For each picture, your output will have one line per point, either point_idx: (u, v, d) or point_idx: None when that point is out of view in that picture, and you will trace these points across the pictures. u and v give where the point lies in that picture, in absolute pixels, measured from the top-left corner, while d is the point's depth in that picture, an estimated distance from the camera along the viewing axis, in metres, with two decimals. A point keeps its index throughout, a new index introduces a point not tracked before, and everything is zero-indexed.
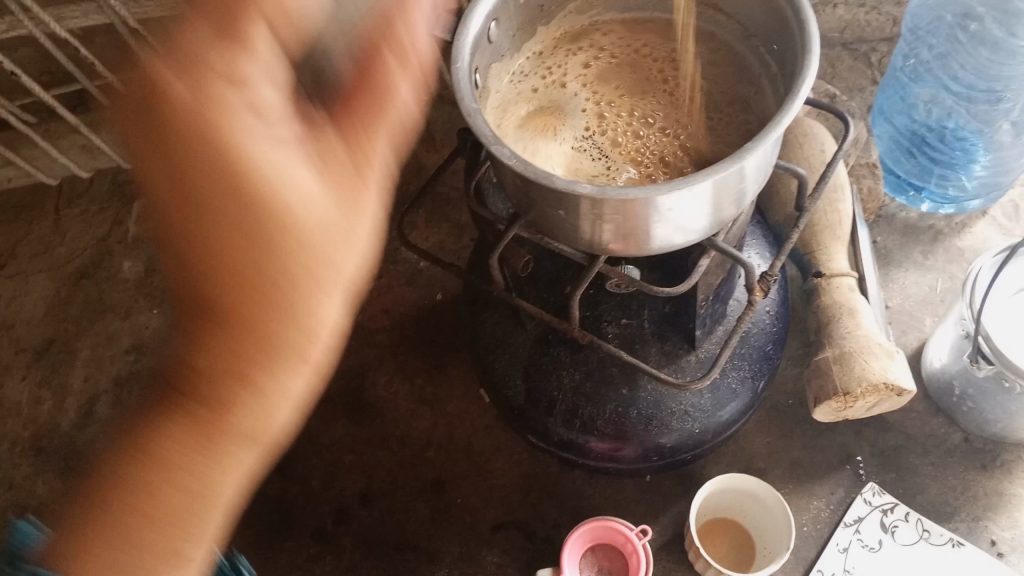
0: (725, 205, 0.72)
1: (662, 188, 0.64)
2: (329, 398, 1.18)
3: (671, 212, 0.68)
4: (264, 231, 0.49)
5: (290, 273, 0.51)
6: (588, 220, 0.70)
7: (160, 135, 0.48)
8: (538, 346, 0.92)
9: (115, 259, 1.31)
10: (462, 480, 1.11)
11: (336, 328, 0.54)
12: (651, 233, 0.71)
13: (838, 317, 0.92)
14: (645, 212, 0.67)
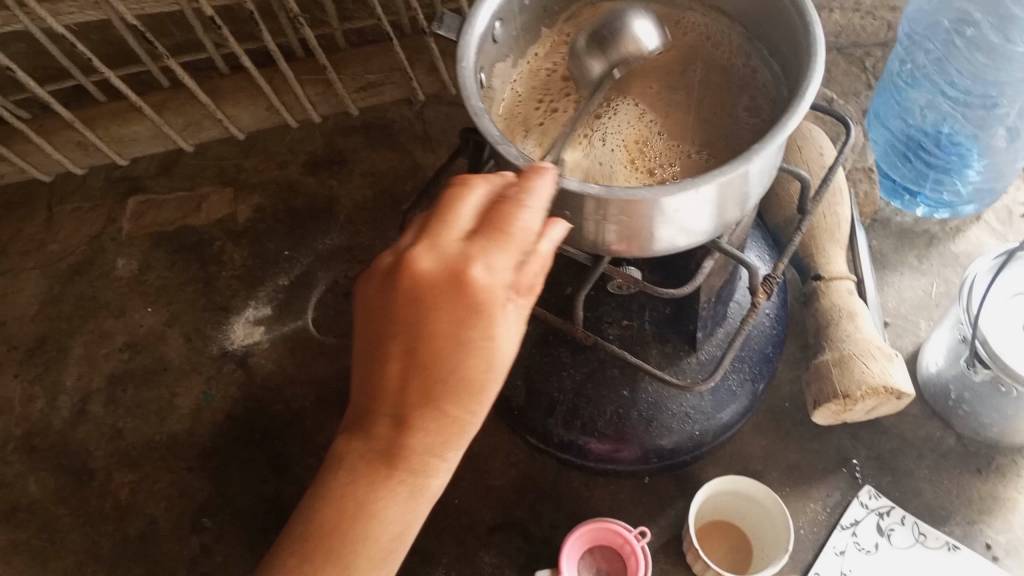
0: (729, 208, 0.72)
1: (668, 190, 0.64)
2: (326, 397, 1.16)
3: (676, 215, 0.68)
4: (456, 381, 0.50)
5: (459, 383, 0.50)
6: (592, 221, 0.69)
7: (419, 301, 0.50)
8: (538, 347, 0.91)
9: (108, 257, 1.30)
10: (459, 481, 1.11)
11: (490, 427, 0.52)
12: (656, 236, 0.71)
13: (837, 321, 0.93)
14: (651, 214, 0.67)
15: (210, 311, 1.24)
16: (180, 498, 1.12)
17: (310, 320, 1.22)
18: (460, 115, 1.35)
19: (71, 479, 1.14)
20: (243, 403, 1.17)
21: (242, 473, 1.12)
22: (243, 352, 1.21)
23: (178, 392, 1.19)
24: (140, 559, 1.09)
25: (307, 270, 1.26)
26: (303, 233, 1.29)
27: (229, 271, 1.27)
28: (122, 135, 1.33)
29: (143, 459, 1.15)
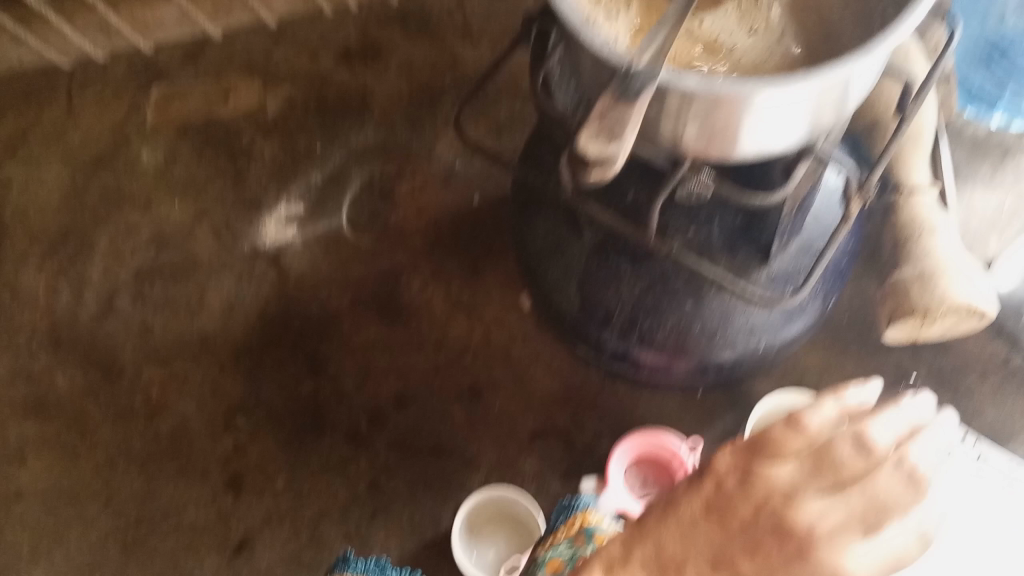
0: (824, 114, 0.65)
1: (766, 86, 0.58)
2: (361, 299, 1.12)
3: (767, 118, 0.62)
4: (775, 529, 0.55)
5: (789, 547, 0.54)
6: (674, 120, 0.63)
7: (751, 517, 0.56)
8: (595, 256, 0.84)
9: (133, 147, 1.24)
10: (500, 388, 1.07)
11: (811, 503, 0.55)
12: (740, 143, 0.65)
13: (916, 235, 0.89)
14: (740, 115, 0.61)
15: (241, 207, 1.19)
16: (212, 397, 1.09)
17: (344, 219, 1.17)
18: (503, 7, 1.27)
19: (99, 374, 1.11)
20: (277, 303, 1.13)
21: (277, 373, 1.09)
22: (275, 250, 1.16)
23: (209, 289, 1.15)
24: (174, 457, 1.07)
25: (341, 168, 1.20)
26: (337, 128, 1.22)
27: (260, 165, 1.21)
28: (147, 18, 1.27)
29: (174, 356, 1.11)
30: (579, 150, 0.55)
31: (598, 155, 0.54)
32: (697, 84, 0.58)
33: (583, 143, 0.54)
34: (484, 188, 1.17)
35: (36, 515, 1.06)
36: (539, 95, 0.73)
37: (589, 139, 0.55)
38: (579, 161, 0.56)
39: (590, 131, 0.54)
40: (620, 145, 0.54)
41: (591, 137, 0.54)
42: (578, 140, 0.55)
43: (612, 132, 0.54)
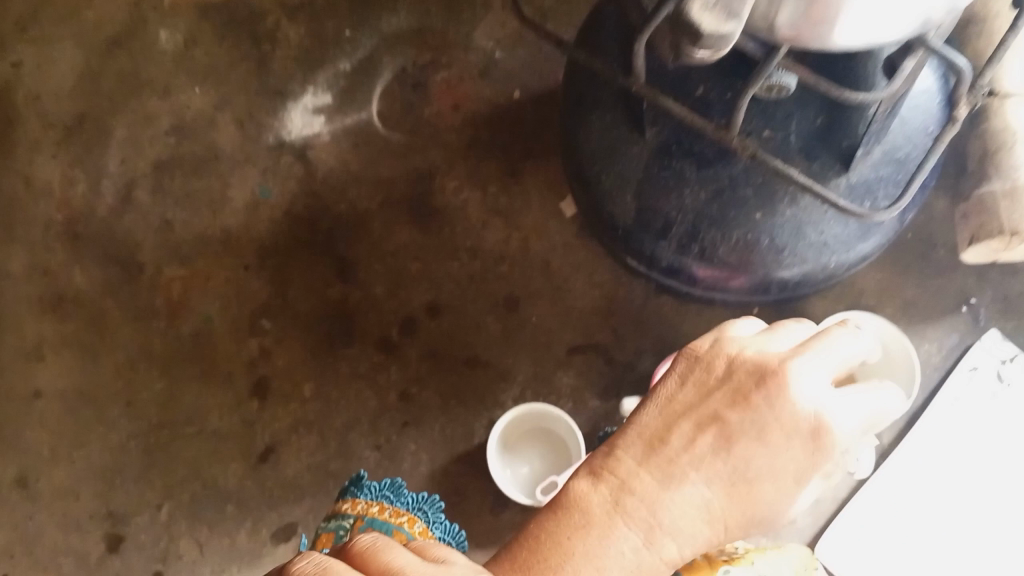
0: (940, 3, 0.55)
1: None
2: (393, 199, 1.06)
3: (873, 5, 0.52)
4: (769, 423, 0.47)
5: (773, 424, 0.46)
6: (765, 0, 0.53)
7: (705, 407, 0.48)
8: (656, 158, 0.78)
9: (150, 27, 1.14)
10: (538, 299, 1.01)
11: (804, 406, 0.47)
12: (833, 35, 0.55)
13: (1008, 146, 0.80)
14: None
15: (265, 96, 1.11)
16: (237, 298, 1.04)
17: (375, 112, 1.09)
18: None
19: (119, 270, 1.06)
20: (304, 201, 1.07)
21: (303, 276, 1.04)
22: (302, 144, 1.09)
23: (232, 184, 1.08)
24: (197, 358, 1.02)
25: (372, 55, 1.10)
26: (367, 10, 1.11)
27: (286, 50, 1.12)
28: None
29: (196, 253, 1.06)
30: (687, 22, 0.44)
31: (714, 30, 0.44)
32: None
33: (696, 13, 0.44)
34: (526, 83, 1.08)
35: (58, 413, 1.03)
36: None
37: (703, 11, 0.44)
38: (685, 37, 0.45)
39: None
40: (739, 21, 0.44)
41: (704, 7, 0.44)
42: (687, 9, 0.44)
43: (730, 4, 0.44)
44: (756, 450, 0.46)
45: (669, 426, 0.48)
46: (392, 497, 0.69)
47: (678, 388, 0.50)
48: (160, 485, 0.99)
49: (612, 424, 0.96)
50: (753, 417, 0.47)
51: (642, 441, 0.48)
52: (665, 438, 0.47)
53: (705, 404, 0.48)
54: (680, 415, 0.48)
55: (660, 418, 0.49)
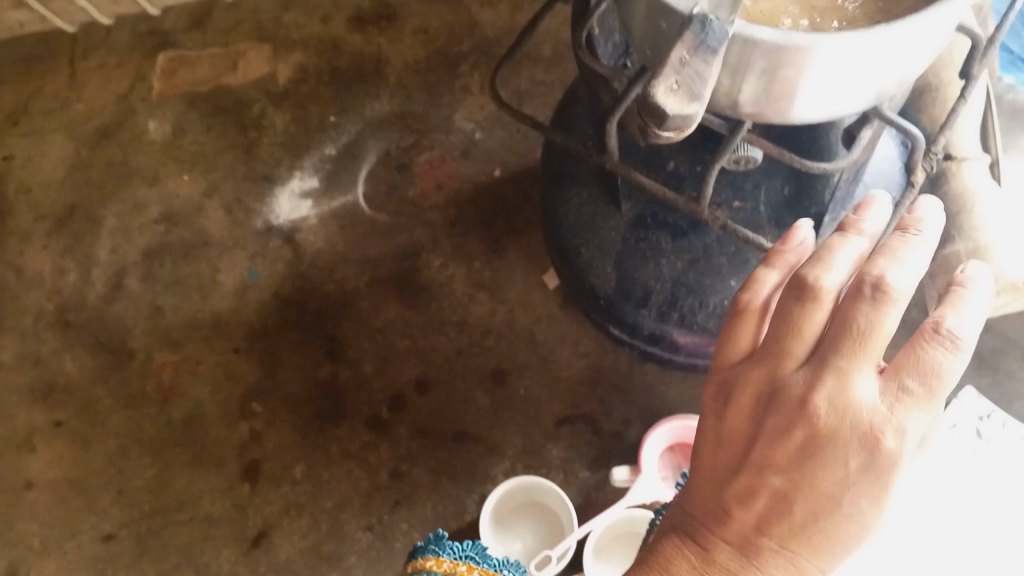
0: (891, 76, 0.58)
1: (836, 39, 0.51)
2: (380, 278, 1.08)
3: (827, 80, 0.55)
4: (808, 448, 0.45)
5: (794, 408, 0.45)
6: (726, 79, 0.56)
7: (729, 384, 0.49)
8: (634, 230, 0.81)
9: (139, 118, 1.18)
10: (525, 371, 1.02)
11: (818, 388, 0.45)
12: (793, 109, 0.58)
13: (968, 207, 0.83)
14: (801, 74, 0.54)
15: (253, 181, 1.14)
16: (227, 381, 1.05)
17: (361, 194, 1.12)
18: None
19: (110, 358, 1.07)
20: (292, 282, 1.09)
21: (294, 356, 1.05)
22: (290, 227, 1.11)
23: (221, 268, 1.10)
24: (188, 443, 1.03)
25: (356, 139, 1.14)
26: (351, 97, 1.16)
27: (272, 137, 1.16)
28: None
29: (187, 338, 1.07)
30: (653, 106, 0.45)
31: (678, 111, 0.44)
32: (771, 36, 0.51)
33: (660, 96, 0.45)
34: (506, 162, 1.11)
35: (48, 504, 1.03)
36: (582, 53, 0.67)
37: (667, 93, 0.45)
38: (650, 118, 0.46)
39: (668, 83, 0.45)
40: (702, 101, 0.45)
41: (667, 90, 0.45)
42: (652, 92, 0.45)
43: (693, 87, 0.45)
44: (815, 494, 0.45)
45: (726, 484, 0.48)
46: (480, 558, 0.72)
47: (723, 432, 0.49)
48: (152, 575, 0.99)
49: (603, 493, 0.96)
50: (796, 470, 0.45)
51: (709, 510, 0.49)
52: (724, 507, 0.48)
53: (752, 457, 0.47)
54: (731, 475, 0.48)
55: (714, 483, 0.49)
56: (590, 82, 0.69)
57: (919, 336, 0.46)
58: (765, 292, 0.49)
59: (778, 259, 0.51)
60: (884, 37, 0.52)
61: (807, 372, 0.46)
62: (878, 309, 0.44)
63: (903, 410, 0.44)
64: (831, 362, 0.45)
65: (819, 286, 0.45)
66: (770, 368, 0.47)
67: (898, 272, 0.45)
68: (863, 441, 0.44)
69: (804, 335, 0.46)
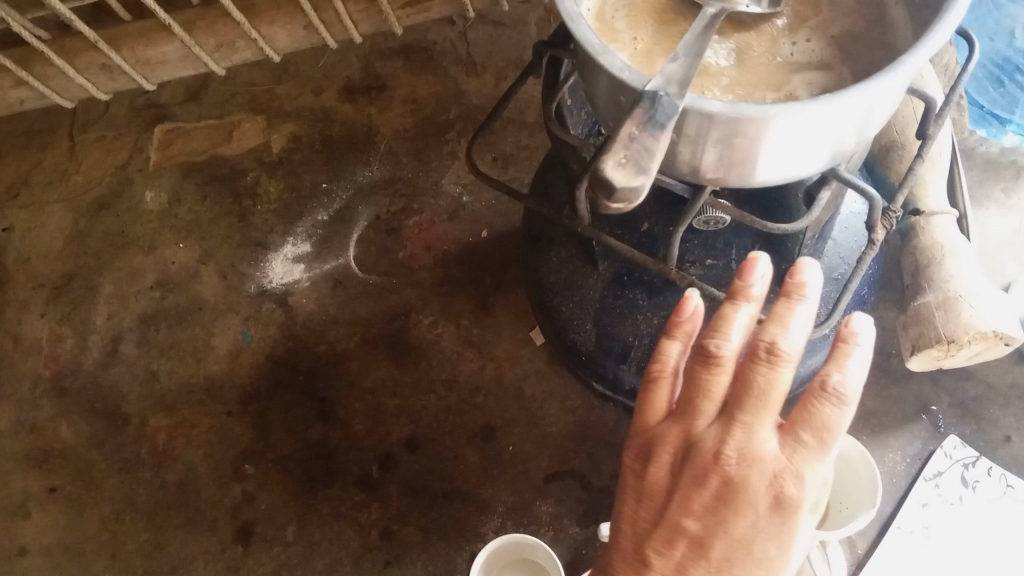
0: (844, 138, 0.60)
1: (780, 112, 0.54)
2: (370, 338, 1.10)
3: (779, 147, 0.58)
4: (721, 497, 0.53)
5: (705, 457, 0.54)
6: (686, 144, 0.59)
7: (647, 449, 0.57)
8: (611, 289, 0.84)
9: (136, 189, 1.21)
10: (514, 428, 1.04)
11: (721, 446, 0.53)
12: (754, 173, 0.61)
13: (937, 259, 0.85)
14: (752, 142, 0.57)
15: (247, 247, 1.17)
16: (220, 444, 1.06)
17: (352, 257, 1.15)
18: (508, 37, 1.24)
19: (104, 423, 1.09)
20: (285, 344, 1.11)
21: (285, 417, 1.07)
22: (282, 290, 1.14)
23: (215, 332, 1.12)
24: (180, 506, 1.04)
25: (348, 205, 1.18)
26: (342, 165, 1.21)
27: (266, 205, 1.19)
28: (150, 57, 1.08)
29: (181, 403, 1.09)
30: (602, 179, 0.47)
31: (625, 184, 0.46)
32: (722, 108, 0.53)
33: (609, 170, 0.47)
34: (493, 223, 1.15)
35: (42, 570, 1.03)
36: (552, 125, 0.70)
37: (615, 167, 0.47)
38: (600, 191, 0.47)
39: (616, 158, 0.47)
40: (649, 175, 0.47)
41: (616, 164, 0.47)
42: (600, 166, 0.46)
43: (639, 161, 0.47)
44: (724, 539, 0.53)
45: (643, 542, 0.55)
46: None
47: (639, 501, 0.57)
48: None
49: (593, 549, 0.97)
50: (713, 516, 0.53)
51: (630, 565, 0.56)
52: (645, 559, 0.55)
53: (669, 512, 0.55)
54: (652, 529, 0.55)
55: (636, 537, 0.56)
56: (561, 151, 0.72)
57: (811, 395, 0.53)
58: (673, 359, 0.57)
59: (679, 330, 0.56)
60: (835, 105, 0.54)
61: (718, 430, 0.54)
62: (774, 369, 0.53)
63: (801, 460, 0.53)
64: (736, 422, 0.53)
65: (722, 354, 0.53)
66: (686, 433, 0.55)
67: (788, 339, 0.53)
68: (770, 488, 0.52)
69: (713, 398, 0.54)
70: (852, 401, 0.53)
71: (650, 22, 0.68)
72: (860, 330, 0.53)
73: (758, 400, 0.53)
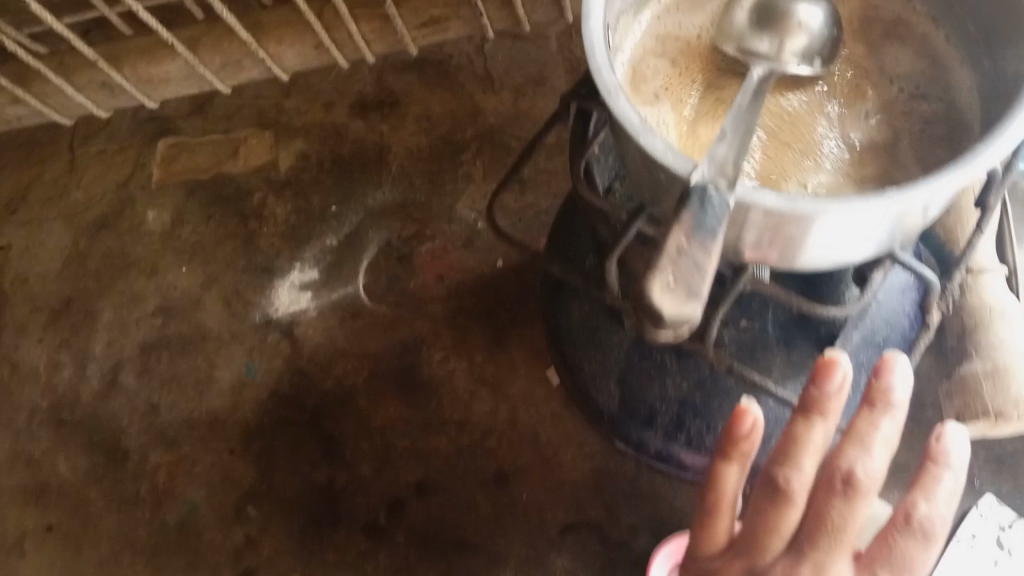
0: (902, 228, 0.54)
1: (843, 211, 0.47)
2: (379, 373, 1.05)
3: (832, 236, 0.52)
4: None
5: None
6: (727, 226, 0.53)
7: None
8: (635, 349, 0.77)
9: (137, 207, 1.16)
10: (528, 474, 0.99)
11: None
12: (799, 254, 0.55)
13: (983, 321, 0.78)
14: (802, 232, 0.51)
15: (252, 273, 1.12)
16: (222, 483, 1.02)
17: (361, 286, 1.10)
18: (527, 52, 1.17)
19: (103, 457, 1.05)
20: (290, 379, 1.06)
21: (289, 456, 1.02)
22: (288, 321, 1.09)
23: (218, 364, 1.08)
24: (181, 548, 1.00)
25: (358, 229, 1.13)
26: (352, 186, 1.15)
27: (272, 227, 1.14)
28: (152, 76, 1.02)
29: (182, 438, 1.05)
30: (648, 305, 0.42)
31: (675, 314, 0.42)
32: (777, 204, 0.47)
33: (657, 296, 0.42)
34: (509, 252, 1.09)
35: None
36: (581, 186, 0.65)
37: (663, 292, 0.42)
38: (645, 317, 0.43)
39: (663, 280, 0.43)
40: (700, 300, 0.43)
41: (664, 288, 0.42)
42: (648, 292, 0.42)
43: (689, 285, 0.43)
44: None
45: None
46: None
47: None
48: None
49: None
50: None
51: None
52: None
53: None
54: None
55: None
56: (590, 214, 0.67)
57: (894, 525, 0.56)
58: (734, 483, 0.58)
59: (741, 453, 0.57)
60: (904, 202, 0.48)
61: (788, 561, 0.55)
62: (850, 502, 0.54)
63: None
64: (808, 555, 0.55)
65: (793, 484, 0.55)
66: (750, 563, 0.57)
67: (868, 464, 0.54)
68: None
69: (782, 530, 0.56)
70: (935, 533, 0.55)
71: (694, 82, 0.62)
72: (949, 453, 0.54)
73: (833, 531, 0.54)
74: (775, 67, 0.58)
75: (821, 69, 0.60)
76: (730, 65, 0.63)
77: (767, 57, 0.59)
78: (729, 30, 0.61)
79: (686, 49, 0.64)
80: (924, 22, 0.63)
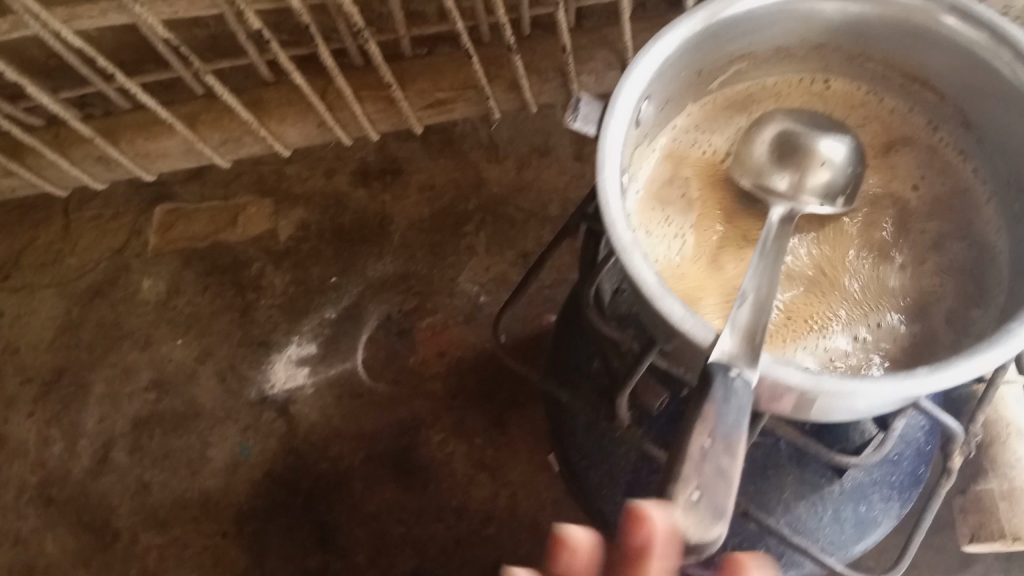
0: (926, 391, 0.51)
1: (870, 391, 0.44)
2: (376, 456, 1.03)
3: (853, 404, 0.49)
4: None
5: None
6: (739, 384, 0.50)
7: None
8: (643, 460, 0.75)
9: (132, 275, 1.14)
10: (528, 565, 0.97)
11: None
12: (816, 412, 0.52)
13: (1004, 439, 0.77)
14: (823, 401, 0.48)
15: (248, 347, 1.09)
16: (213, 568, 1.00)
17: (359, 362, 1.08)
18: (532, 122, 1.15)
19: (93, 538, 1.02)
20: (285, 459, 1.04)
21: (283, 542, 1.00)
22: (284, 398, 1.07)
23: (212, 442, 1.05)
24: None
25: (357, 302, 1.11)
26: (353, 257, 1.13)
27: (270, 299, 1.12)
28: (149, 152, 0.99)
29: (173, 519, 1.02)
30: (672, 526, 0.41)
31: (699, 536, 0.41)
32: (798, 380, 0.44)
33: (680, 516, 0.41)
34: (511, 328, 1.07)
35: None
36: (591, 312, 0.63)
37: (686, 509, 0.41)
38: None
39: (687, 496, 0.41)
40: (725, 519, 0.42)
41: (687, 504, 0.41)
42: (671, 511, 0.41)
43: (713, 496, 0.42)
44: None
45: None
46: None
47: None
48: None
49: None
50: None
51: None
52: None
53: None
54: None
55: None
56: (600, 341, 0.65)
57: None
58: None
59: None
60: (933, 385, 0.44)
61: None
62: None
63: None
64: None
65: None
66: None
67: None
68: None
69: None
70: None
71: (710, 216, 0.60)
72: None
73: None
74: (795, 208, 0.57)
75: (843, 207, 0.58)
76: (747, 200, 0.60)
77: (785, 197, 0.57)
78: (747, 163, 0.59)
79: (702, 180, 0.61)
80: (954, 155, 0.60)
